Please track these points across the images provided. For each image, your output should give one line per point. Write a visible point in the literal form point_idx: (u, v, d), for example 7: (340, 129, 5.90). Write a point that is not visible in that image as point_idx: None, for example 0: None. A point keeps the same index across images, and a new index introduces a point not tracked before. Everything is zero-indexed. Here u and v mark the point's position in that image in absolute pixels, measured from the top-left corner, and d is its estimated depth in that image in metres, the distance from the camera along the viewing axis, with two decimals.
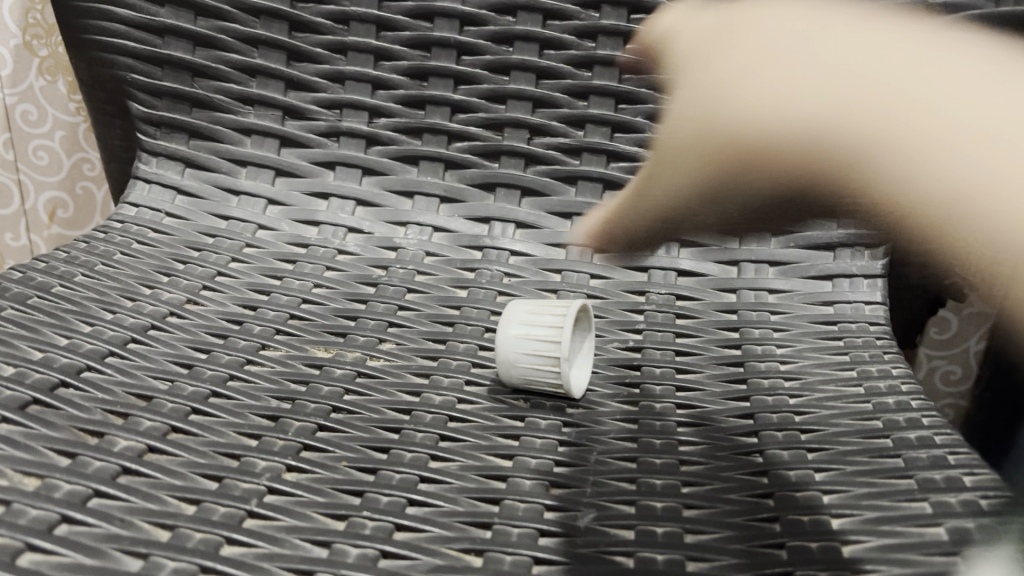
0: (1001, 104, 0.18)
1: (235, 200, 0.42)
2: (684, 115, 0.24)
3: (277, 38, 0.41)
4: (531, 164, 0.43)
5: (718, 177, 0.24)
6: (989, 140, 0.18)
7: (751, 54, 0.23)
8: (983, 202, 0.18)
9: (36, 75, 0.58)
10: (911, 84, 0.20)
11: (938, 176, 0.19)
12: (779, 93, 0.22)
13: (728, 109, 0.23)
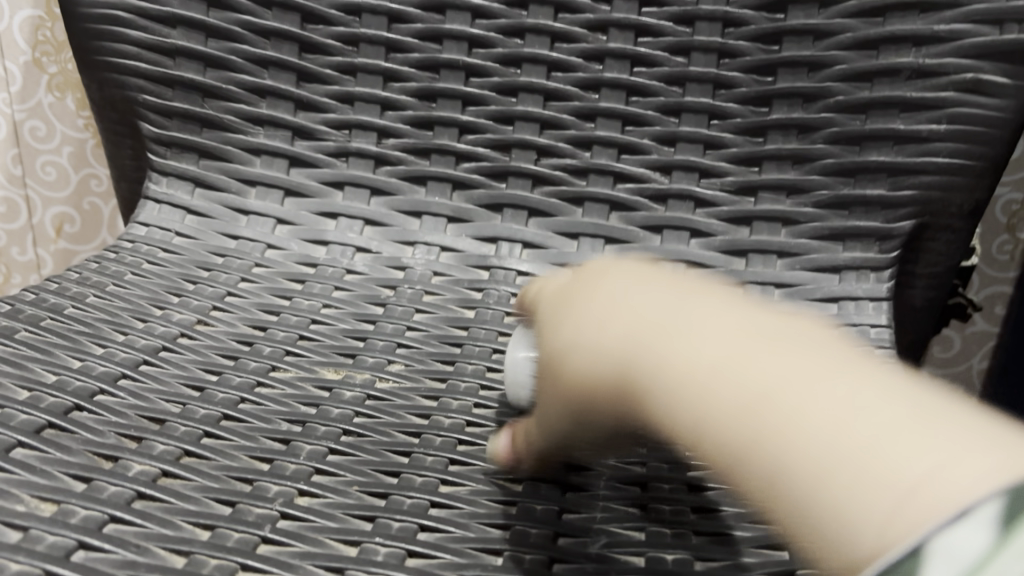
0: (806, 382, 0.19)
1: (245, 220, 0.43)
2: (549, 343, 0.26)
3: (287, 60, 0.41)
4: (539, 185, 0.43)
5: (570, 407, 0.25)
6: (777, 398, 0.19)
7: (599, 303, 0.25)
8: (782, 466, 0.18)
9: (45, 91, 0.58)
10: (732, 350, 0.21)
11: (735, 406, 0.20)
12: (591, 346, 0.24)
13: (574, 358, 0.25)
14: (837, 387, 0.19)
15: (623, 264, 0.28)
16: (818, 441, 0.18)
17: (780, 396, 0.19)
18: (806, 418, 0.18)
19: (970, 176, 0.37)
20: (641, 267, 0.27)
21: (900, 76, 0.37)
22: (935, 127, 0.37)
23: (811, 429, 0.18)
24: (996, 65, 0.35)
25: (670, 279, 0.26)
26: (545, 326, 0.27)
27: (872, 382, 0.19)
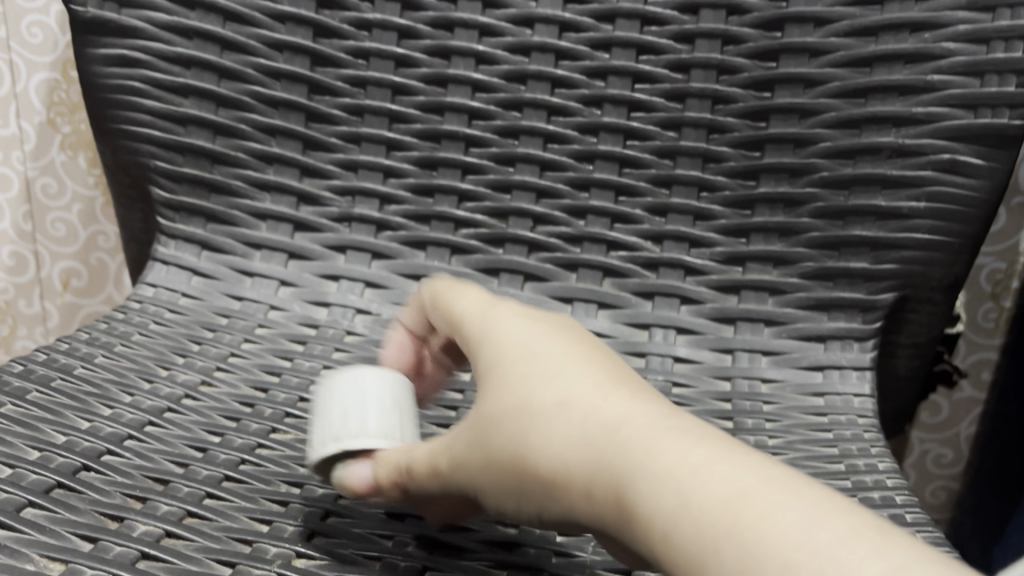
0: (771, 478, 0.19)
1: (249, 281, 0.44)
2: (493, 417, 0.25)
3: (294, 128, 0.43)
4: (535, 251, 0.44)
5: (531, 485, 0.23)
6: (752, 501, 0.18)
7: (556, 383, 0.24)
8: (749, 553, 0.17)
9: (58, 150, 0.60)
10: (706, 449, 0.20)
11: (713, 506, 0.18)
12: (556, 430, 0.23)
13: (536, 438, 0.23)
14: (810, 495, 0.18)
15: (579, 340, 0.26)
16: (790, 539, 0.17)
17: (752, 496, 0.18)
18: (771, 511, 0.18)
19: (949, 252, 0.39)
20: (595, 345, 0.26)
21: (881, 155, 0.39)
22: (914, 205, 0.39)
23: (790, 527, 0.17)
24: (971, 147, 0.37)
25: (620, 365, 0.25)
26: (486, 395, 0.26)
27: (856, 503, 0.18)
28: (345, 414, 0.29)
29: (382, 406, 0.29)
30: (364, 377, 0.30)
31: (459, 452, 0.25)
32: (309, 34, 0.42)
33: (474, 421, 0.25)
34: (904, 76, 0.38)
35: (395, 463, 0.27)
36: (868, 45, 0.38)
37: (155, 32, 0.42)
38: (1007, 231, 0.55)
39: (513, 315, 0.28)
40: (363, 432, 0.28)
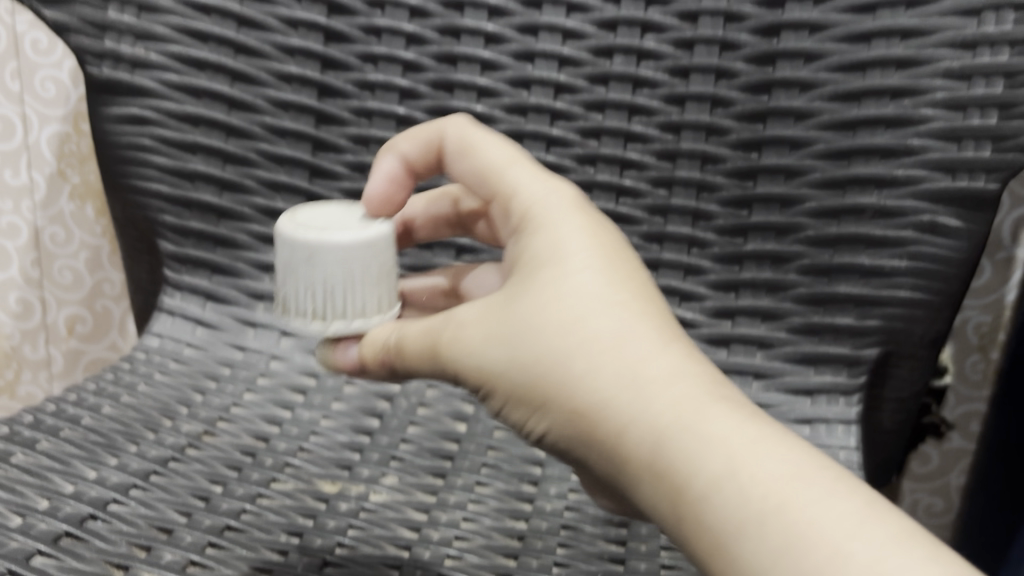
0: (804, 469, 0.22)
1: (252, 331, 0.45)
2: (527, 331, 0.26)
3: (298, 184, 0.45)
4: None
5: (553, 400, 0.26)
6: (792, 494, 0.21)
7: (606, 318, 0.26)
8: (786, 539, 0.20)
9: (67, 200, 0.62)
10: (748, 427, 0.23)
11: (757, 491, 0.21)
12: (592, 366, 0.25)
13: (582, 366, 0.25)
14: (846, 495, 0.21)
15: (619, 256, 0.28)
16: (826, 535, 0.20)
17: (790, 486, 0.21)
18: (809, 503, 0.21)
19: (929, 309, 0.40)
20: (623, 264, 0.28)
21: (864, 215, 0.41)
22: (896, 264, 0.40)
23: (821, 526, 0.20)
24: (950, 210, 0.39)
25: (648, 295, 0.27)
26: (520, 300, 0.27)
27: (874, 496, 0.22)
28: (331, 297, 0.30)
29: (367, 284, 0.30)
30: (348, 253, 0.29)
31: (478, 356, 0.27)
32: (313, 94, 0.44)
33: (501, 322, 0.27)
34: (886, 139, 0.39)
35: (382, 343, 0.30)
36: (851, 108, 0.40)
37: (165, 91, 0.43)
38: (990, 284, 0.57)
39: (559, 199, 0.30)
40: (351, 313, 0.30)
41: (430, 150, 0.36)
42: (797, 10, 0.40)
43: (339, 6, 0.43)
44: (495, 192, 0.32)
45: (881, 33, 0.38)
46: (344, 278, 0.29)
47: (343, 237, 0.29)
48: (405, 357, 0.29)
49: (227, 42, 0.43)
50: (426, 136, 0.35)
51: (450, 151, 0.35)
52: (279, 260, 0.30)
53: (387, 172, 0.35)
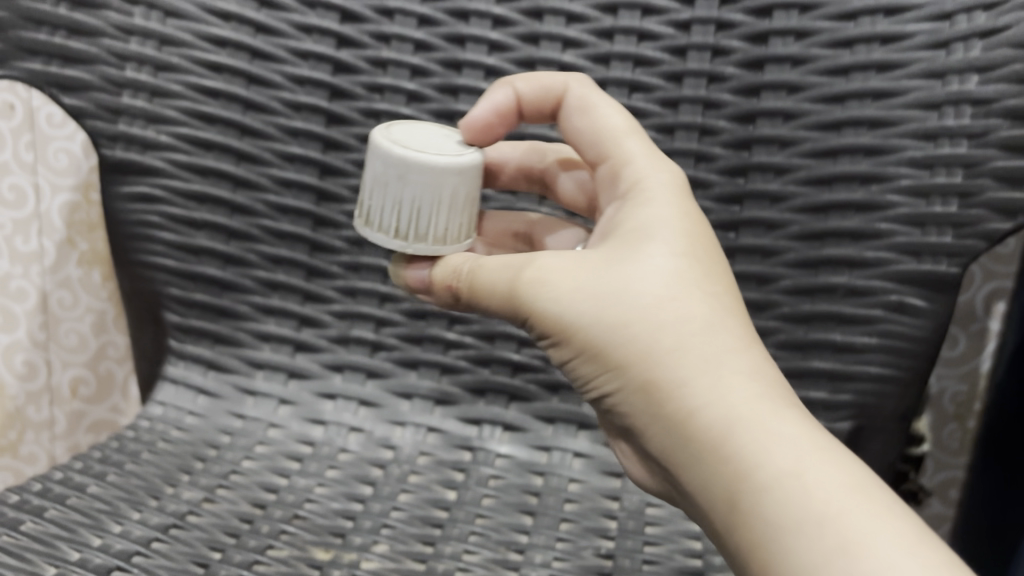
0: (851, 488, 0.25)
1: (251, 400, 0.47)
2: (614, 298, 0.30)
3: (299, 257, 0.47)
4: (519, 371, 0.47)
5: (624, 357, 0.30)
6: (846, 509, 0.25)
7: (694, 312, 0.30)
8: (827, 540, 0.24)
9: (75, 266, 0.65)
10: (807, 435, 0.27)
11: (814, 497, 0.25)
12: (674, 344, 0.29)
13: (662, 345, 0.29)
14: (896, 519, 0.25)
15: (705, 253, 0.32)
16: (862, 547, 0.24)
17: (841, 492, 0.25)
18: (852, 518, 0.25)
19: (898, 385, 0.43)
20: (713, 266, 0.32)
21: (836, 293, 0.43)
22: (867, 340, 0.42)
23: (861, 529, 0.24)
24: (916, 290, 0.41)
25: (733, 301, 0.31)
26: (609, 269, 0.31)
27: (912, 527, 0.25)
28: (416, 215, 0.33)
29: (450, 208, 0.33)
30: (437, 174, 0.32)
31: (557, 307, 0.31)
32: (315, 173, 0.46)
33: (587, 282, 0.31)
34: (855, 223, 0.42)
35: (452, 270, 0.34)
36: (824, 192, 0.43)
37: (174, 170, 0.46)
38: (966, 354, 0.60)
39: (667, 185, 0.34)
40: (431, 235, 0.34)
41: (547, 99, 0.39)
42: (771, 98, 0.43)
43: (340, 90, 0.45)
44: (609, 154, 0.37)
45: (850, 123, 0.41)
46: (431, 199, 0.33)
47: (435, 160, 0.32)
48: (479, 288, 0.33)
49: (233, 124, 0.45)
50: (548, 84, 0.39)
51: (570, 104, 0.39)
52: (372, 168, 0.33)
53: (498, 101, 0.38)
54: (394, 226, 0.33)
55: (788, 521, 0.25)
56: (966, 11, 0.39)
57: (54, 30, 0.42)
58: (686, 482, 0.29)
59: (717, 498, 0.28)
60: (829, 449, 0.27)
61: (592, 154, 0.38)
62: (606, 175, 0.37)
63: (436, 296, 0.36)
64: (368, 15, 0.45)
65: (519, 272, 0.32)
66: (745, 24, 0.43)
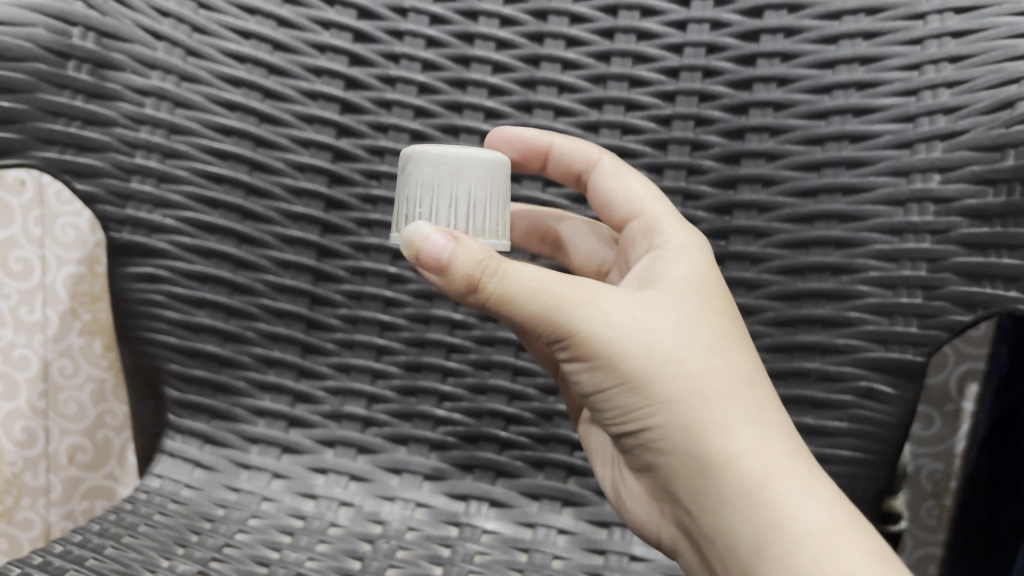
0: (870, 554, 0.28)
1: (245, 473, 0.48)
2: (660, 341, 0.33)
3: (295, 334, 0.49)
4: (506, 449, 0.49)
5: (664, 394, 0.33)
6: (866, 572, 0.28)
7: (732, 373, 0.33)
8: None
9: (75, 335, 0.74)
10: (830, 498, 0.30)
11: (838, 554, 0.28)
12: (716, 395, 0.33)
13: (705, 393, 0.33)
14: None
15: (737, 327, 0.36)
16: None
17: (862, 554, 0.28)
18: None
19: (868, 466, 0.44)
20: (743, 337, 0.36)
21: (807, 378, 0.45)
22: (839, 424, 0.45)
23: None
24: (884, 378, 0.43)
25: (759, 371, 0.35)
26: (660, 315, 0.34)
27: None
28: (472, 208, 0.37)
29: (496, 201, 0.38)
30: (487, 166, 0.37)
31: (603, 337, 0.33)
32: (313, 255, 0.48)
33: (635, 318, 0.34)
34: (827, 310, 0.44)
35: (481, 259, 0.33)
36: (796, 280, 0.45)
37: (178, 251, 0.48)
38: (939, 434, 0.66)
39: (698, 248, 0.39)
40: (485, 227, 0.37)
41: (581, 162, 0.44)
42: (748, 192, 0.46)
43: (339, 176, 0.48)
44: (643, 214, 0.41)
45: (822, 217, 0.44)
46: (483, 189, 0.37)
47: (484, 154, 0.37)
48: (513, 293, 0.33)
49: (236, 208, 0.47)
50: (585, 147, 0.44)
51: (599, 173, 0.43)
52: (418, 176, 0.37)
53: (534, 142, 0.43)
54: (452, 223, 0.37)
55: (811, 570, 0.28)
56: (929, 113, 0.41)
57: (70, 121, 0.43)
58: (707, 514, 0.32)
59: (741, 534, 0.31)
60: (848, 514, 0.30)
61: (625, 211, 0.43)
62: (637, 231, 0.42)
63: (449, 284, 0.33)
64: (367, 107, 0.48)
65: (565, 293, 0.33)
66: (723, 120, 0.46)
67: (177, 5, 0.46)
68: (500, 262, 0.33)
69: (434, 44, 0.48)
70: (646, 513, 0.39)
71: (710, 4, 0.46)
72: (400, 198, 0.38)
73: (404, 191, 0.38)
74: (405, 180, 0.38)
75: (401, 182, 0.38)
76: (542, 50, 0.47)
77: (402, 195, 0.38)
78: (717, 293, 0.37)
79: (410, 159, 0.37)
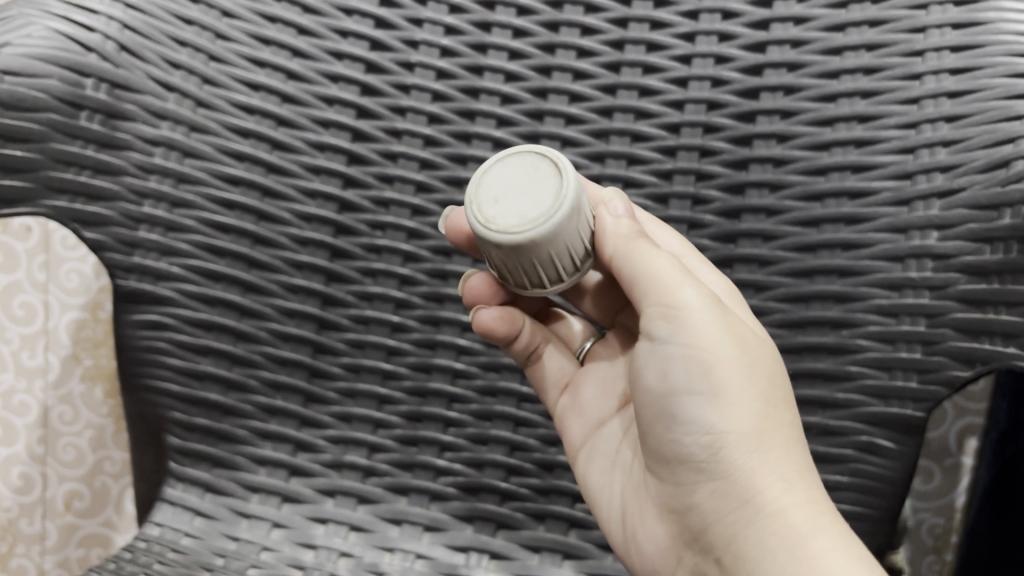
0: None
1: (245, 522, 0.49)
2: (754, 374, 0.35)
3: (298, 383, 0.49)
4: (507, 499, 0.48)
5: (744, 421, 0.34)
6: None
7: (792, 432, 0.35)
8: None
9: (76, 381, 0.80)
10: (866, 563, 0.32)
11: None
12: (781, 441, 0.34)
13: (772, 435, 0.34)
14: None
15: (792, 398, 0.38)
16: None
17: None
18: None
19: (870, 521, 0.44)
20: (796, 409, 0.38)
21: (810, 432, 0.45)
22: (839, 478, 0.44)
23: None
24: (884, 432, 0.43)
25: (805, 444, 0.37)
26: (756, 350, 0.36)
27: None
28: None
29: None
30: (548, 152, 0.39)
31: (712, 342, 0.34)
32: (317, 304, 0.49)
33: (742, 337, 0.35)
34: (827, 365, 0.44)
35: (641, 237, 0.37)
36: (797, 334, 0.45)
37: (182, 299, 0.48)
38: (940, 488, 0.68)
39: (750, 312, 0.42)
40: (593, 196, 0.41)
41: None
42: (748, 245, 0.46)
43: (344, 226, 0.48)
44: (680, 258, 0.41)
45: (822, 272, 0.44)
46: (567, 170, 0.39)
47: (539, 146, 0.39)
48: (646, 260, 0.35)
49: (242, 257, 0.48)
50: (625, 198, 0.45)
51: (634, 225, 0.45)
52: (584, 205, 0.37)
53: None
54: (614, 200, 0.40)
55: None
56: (926, 171, 0.42)
57: (81, 170, 0.44)
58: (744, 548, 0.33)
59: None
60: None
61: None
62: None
63: (615, 229, 0.38)
64: (374, 158, 0.48)
65: (696, 288, 0.35)
66: (723, 174, 0.47)
67: (189, 58, 0.47)
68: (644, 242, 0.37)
69: (440, 98, 0.49)
70: (656, 548, 0.39)
71: (710, 62, 0.47)
72: (571, 242, 0.37)
73: (580, 233, 0.37)
74: (576, 219, 0.37)
75: (566, 230, 0.36)
76: (546, 104, 0.48)
77: (570, 237, 0.37)
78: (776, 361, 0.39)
79: (580, 203, 0.36)
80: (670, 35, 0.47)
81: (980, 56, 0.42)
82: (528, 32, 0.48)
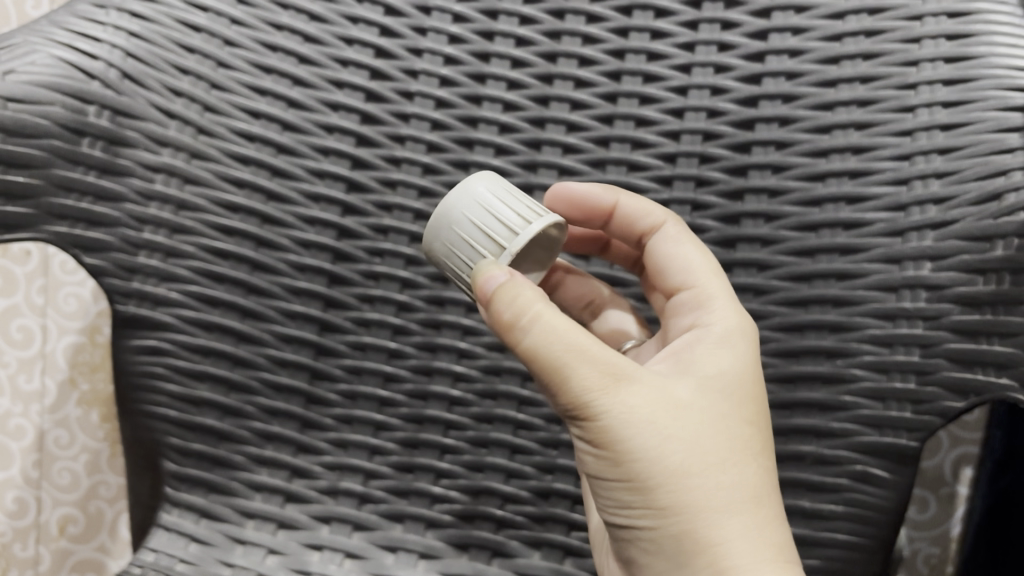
0: None
1: (240, 548, 0.48)
2: (672, 453, 0.35)
3: (294, 409, 0.49)
4: (503, 527, 0.48)
5: (666, 499, 0.35)
6: None
7: (740, 481, 0.36)
8: None
9: (74, 405, 0.81)
10: None
11: None
12: (720, 500, 0.36)
13: (709, 498, 0.36)
14: None
15: (754, 429, 0.39)
16: None
17: None
18: None
19: (863, 551, 0.44)
20: (756, 438, 0.38)
21: (804, 461, 0.45)
22: (835, 507, 0.44)
23: None
24: (879, 460, 0.43)
25: (766, 476, 0.38)
26: (685, 414, 0.36)
27: None
28: (483, 219, 0.40)
29: (506, 194, 0.40)
30: (481, 182, 0.41)
31: (619, 436, 0.35)
32: (315, 330, 0.49)
33: (657, 416, 0.35)
34: (822, 395, 0.44)
35: (521, 312, 0.35)
36: (792, 363, 0.45)
37: (180, 325, 0.48)
38: (935, 518, 0.70)
39: (739, 346, 0.40)
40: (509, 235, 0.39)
41: (645, 221, 0.46)
42: (743, 274, 0.47)
43: (343, 253, 0.49)
44: (697, 286, 0.43)
45: (817, 300, 0.45)
46: (488, 205, 0.40)
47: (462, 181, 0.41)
48: (536, 360, 0.35)
49: (241, 283, 0.48)
50: (650, 210, 0.46)
51: (659, 235, 0.45)
52: (444, 257, 0.41)
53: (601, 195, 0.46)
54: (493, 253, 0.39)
55: None
56: (920, 203, 0.42)
57: (81, 196, 0.44)
58: None
59: None
60: None
61: (678, 280, 0.45)
62: (687, 301, 0.44)
63: (499, 305, 0.35)
64: (372, 186, 0.49)
65: (593, 382, 0.34)
66: (719, 205, 0.47)
67: (190, 85, 0.47)
68: (523, 326, 0.35)
69: (440, 126, 0.49)
70: None
71: (706, 93, 0.47)
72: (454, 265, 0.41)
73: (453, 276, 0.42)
74: (453, 239, 0.41)
75: (442, 247, 0.41)
76: (544, 134, 0.49)
77: (452, 254, 0.41)
78: (740, 394, 0.39)
79: (431, 256, 0.42)
80: (667, 66, 0.48)
81: (970, 90, 0.42)
82: (527, 62, 0.49)
